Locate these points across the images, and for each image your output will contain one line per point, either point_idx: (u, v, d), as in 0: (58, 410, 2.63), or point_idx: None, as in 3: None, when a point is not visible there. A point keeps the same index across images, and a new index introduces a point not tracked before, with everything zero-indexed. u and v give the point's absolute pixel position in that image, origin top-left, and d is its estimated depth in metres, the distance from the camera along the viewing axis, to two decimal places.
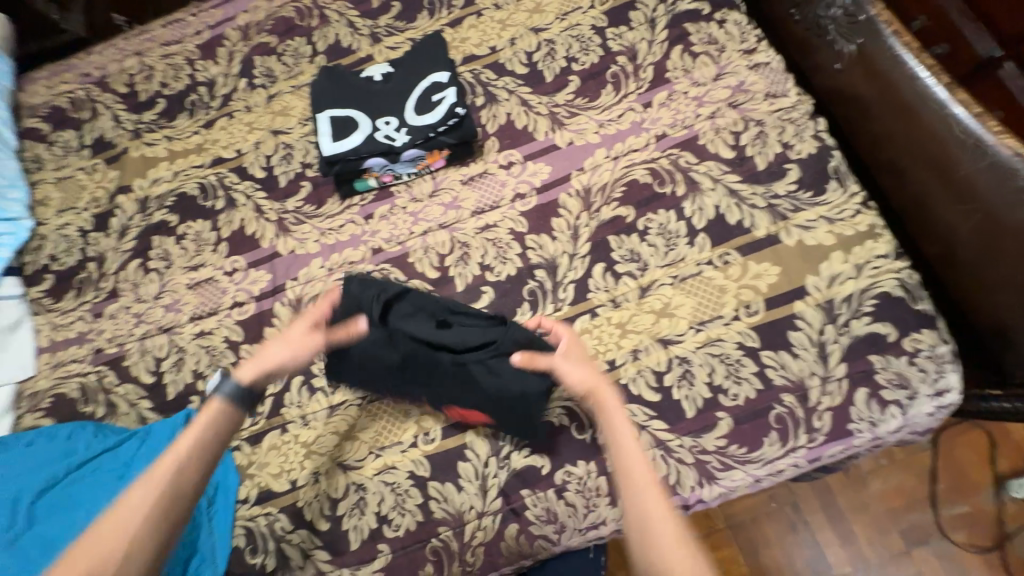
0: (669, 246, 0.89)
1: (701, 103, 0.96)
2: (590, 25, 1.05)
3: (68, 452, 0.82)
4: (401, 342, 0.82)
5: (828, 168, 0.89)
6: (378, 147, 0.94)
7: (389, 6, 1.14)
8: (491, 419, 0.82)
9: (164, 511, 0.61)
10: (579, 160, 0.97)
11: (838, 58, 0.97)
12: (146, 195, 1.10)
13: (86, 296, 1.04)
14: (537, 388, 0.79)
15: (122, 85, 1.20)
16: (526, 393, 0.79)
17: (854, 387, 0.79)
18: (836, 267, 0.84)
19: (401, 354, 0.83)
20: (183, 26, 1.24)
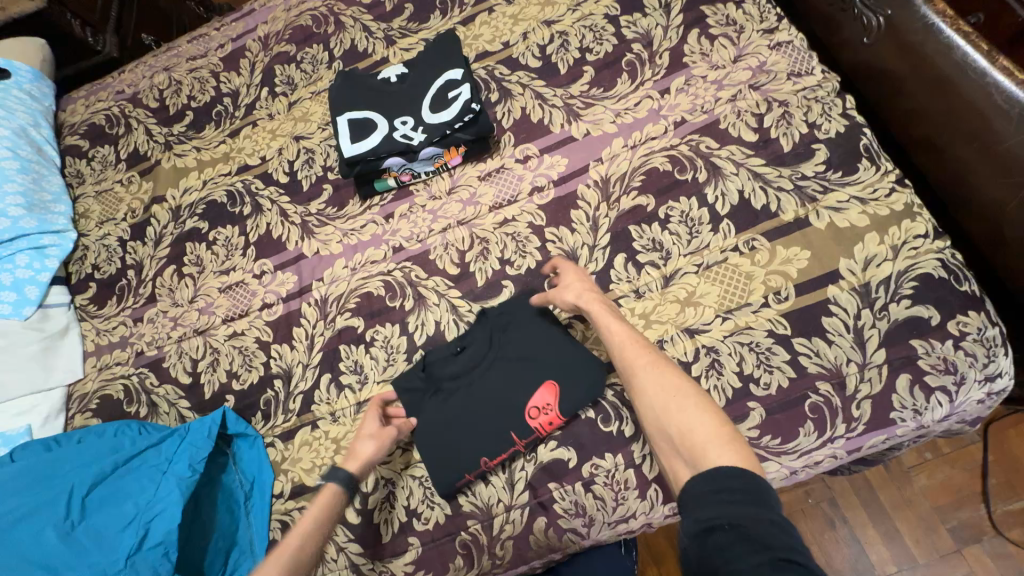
0: (692, 233, 0.87)
1: (721, 86, 0.93)
2: (603, 14, 1.04)
3: (115, 448, 0.86)
4: (448, 387, 0.86)
5: (859, 147, 0.86)
6: (395, 147, 0.95)
7: (402, 8, 1.15)
8: (565, 387, 0.81)
9: None
10: (596, 150, 0.96)
11: (866, 33, 0.93)
12: (179, 204, 1.14)
13: (127, 302, 1.09)
14: (560, 353, 0.83)
15: (153, 100, 1.25)
16: (555, 337, 0.84)
17: (894, 373, 0.76)
18: (870, 248, 0.80)
19: (458, 399, 0.85)
20: (207, 40, 1.29)
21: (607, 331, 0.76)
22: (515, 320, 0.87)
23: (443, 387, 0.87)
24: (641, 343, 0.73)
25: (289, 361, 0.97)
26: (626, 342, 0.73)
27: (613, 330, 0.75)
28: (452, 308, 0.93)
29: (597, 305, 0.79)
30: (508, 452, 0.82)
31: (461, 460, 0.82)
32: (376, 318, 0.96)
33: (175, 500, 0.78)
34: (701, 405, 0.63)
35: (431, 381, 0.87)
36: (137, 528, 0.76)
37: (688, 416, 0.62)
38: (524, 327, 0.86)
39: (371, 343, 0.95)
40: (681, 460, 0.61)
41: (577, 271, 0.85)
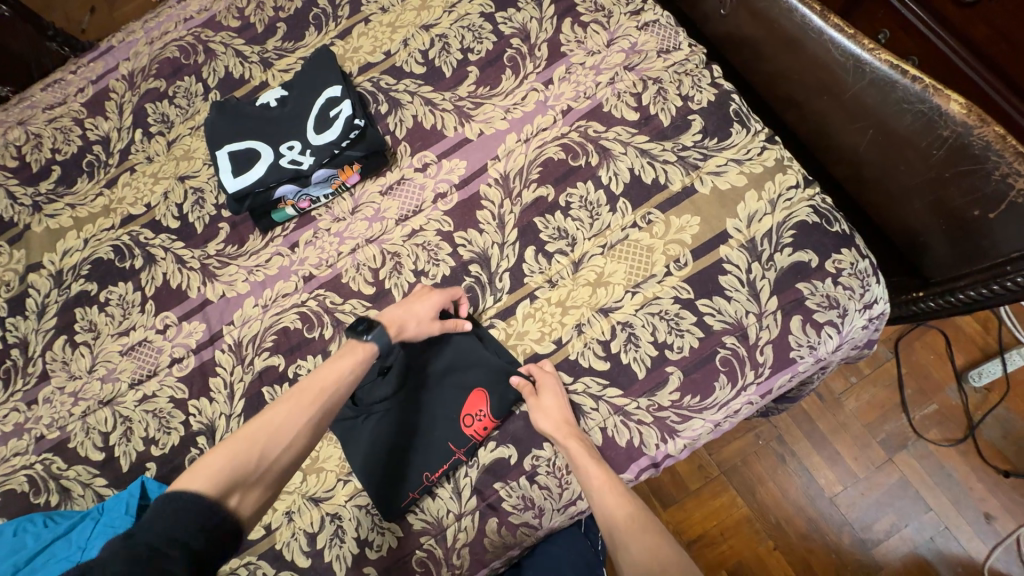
0: (593, 216, 0.90)
1: (599, 71, 0.96)
2: (479, 13, 1.04)
3: (14, 548, 0.78)
4: (381, 407, 0.85)
5: (730, 112, 0.92)
6: (284, 175, 0.91)
7: (274, 28, 1.11)
8: (496, 392, 0.84)
9: (303, 415, 0.67)
10: (491, 148, 0.96)
11: (722, 5, 1.00)
12: (60, 268, 1.04)
13: (15, 385, 0.99)
14: (487, 355, 0.86)
15: (11, 159, 1.13)
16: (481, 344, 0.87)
17: (788, 317, 0.82)
18: (752, 206, 0.86)
19: (391, 420, 0.85)
20: (64, 85, 1.18)
21: (585, 476, 0.73)
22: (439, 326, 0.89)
23: (376, 412, 0.85)
24: (620, 491, 0.72)
25: (209, 415, 0.92)
26: (607, 489, 0.72)
27: (593, 479, 0.73)
28: None
29: (570, 445, 0.76)
30: (447, 464, 0.83)
31: (401, 480, 0.82)
32: (296, 353, 0.93)
33: None
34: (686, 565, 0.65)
35: (361, 407, 0.85)
36: None
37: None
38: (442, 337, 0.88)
39: (295, 379, 0.91)
40: None
41: (544, 375, 0.82)
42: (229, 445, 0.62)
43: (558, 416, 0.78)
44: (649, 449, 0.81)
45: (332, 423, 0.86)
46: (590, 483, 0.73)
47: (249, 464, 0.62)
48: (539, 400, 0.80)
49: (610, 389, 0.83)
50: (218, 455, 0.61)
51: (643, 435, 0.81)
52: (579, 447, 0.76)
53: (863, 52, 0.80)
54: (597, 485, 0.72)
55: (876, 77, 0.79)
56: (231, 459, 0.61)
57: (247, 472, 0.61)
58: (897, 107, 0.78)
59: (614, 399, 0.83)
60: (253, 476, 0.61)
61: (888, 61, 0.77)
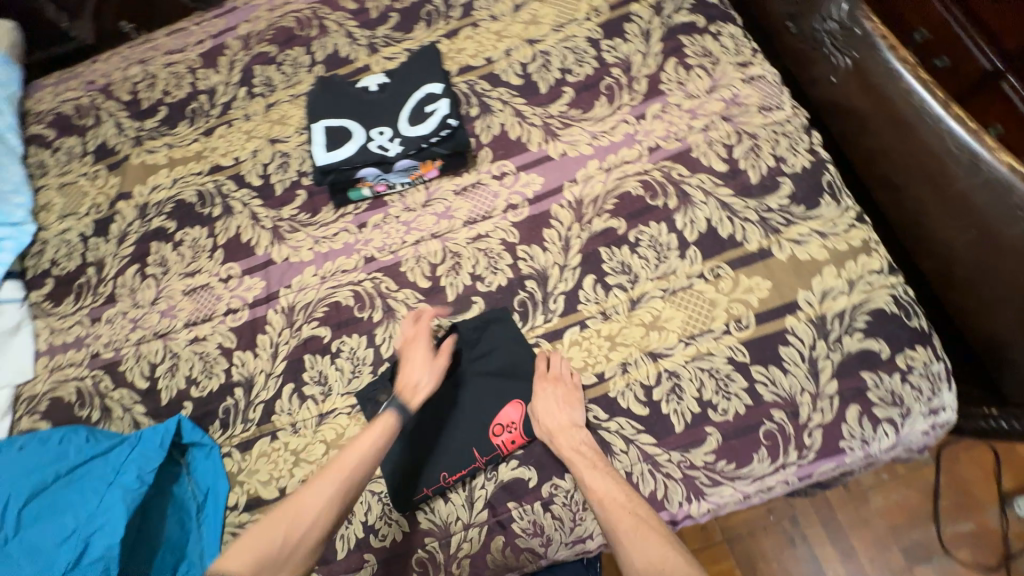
0: (660, 258, 0.89)
1: (695, 115, 0.95)
2: (586, 37, 1.05)
3: (57, 456, 0.79)
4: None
5: (822, 182, 0.89)
6: (370, 158, 0.94)
7: (387, 17, 1.15)
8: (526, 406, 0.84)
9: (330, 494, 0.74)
10: (571, 171, 0.97)
11: (833, 72, 0.95)
12: (146, 202, 1.11)
13: (85, 300, 1.06)
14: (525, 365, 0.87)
15: (126, 93, 1.23)
16: (525, 357, 0.88)
17: (845, 404, 0.78)
18: (828, 282, 0.83)
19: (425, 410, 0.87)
20: (186, 35, 1.27)
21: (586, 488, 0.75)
22: (488, 327, 0.90)
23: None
24: (619, 502, 0.72)
25: (251, 369, 0.95)
26: (606, 503, 0.72)
27: (594, 492, 0.74)
28: (420, 322, 0.93)
29: (572, 457, 0.77)
30: (467, 468, 0.83)
31: (421, 474, 0.83)
32: (343, 329, 0.95)
33: (121, 515, 0.73)
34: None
35: None
36: (75, 545, 0.71)
37: None
38: (487, 342, 0.90)
39: (337, 353, 0.94)
40: None
41: (568, 395, 0.82)
42: (262, 528, 0.71)
43: (562, 425, 0.80)
44: (672, 505, 0.78)
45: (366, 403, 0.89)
46: (590, 492, 0.74)
47: (277, 547, 0.70)
48: (537, 405, 0.82)
49: (643, 435, 0.81)
50: (254, 537, 0.70)
51: (668, 490, 0.78)
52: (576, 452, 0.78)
53: (983, 149, 0.76)
54: (595, 492, 0.74)
55: (992, 177, 0.75)
56: (261, 544, 0.69)
57: (276, 556, 0.69)
58: (1010, 212, 0.74)
59: (645, 446, 0.80)
60: (281, 559, 0.70)
61: (1008, 163, 0.74)
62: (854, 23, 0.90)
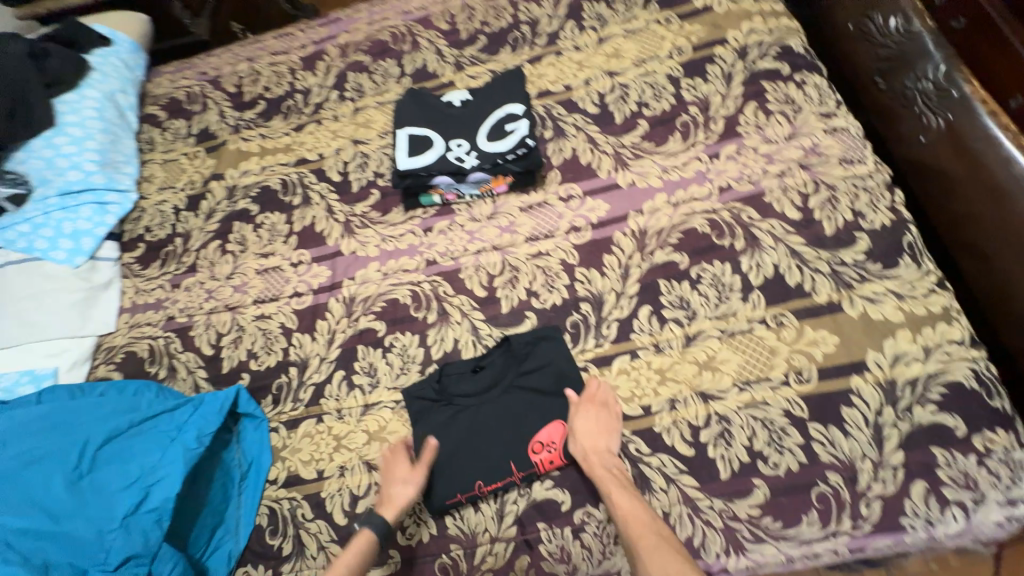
0: (721, 298, 0.87)
1: (771, 160, 0.95)
2: (666, 74, 1.07)
3: (132, 406, 0.85)
4: (457, 404, 0.88)
5: (902, 242, 0.85)
6: (448, 167, 1.00)
7: (476, 38, 1.23)
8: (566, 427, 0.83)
9: None
10: (638, 201, 0.98)
11: (923, 131, 0.93)
12: (235, 184, 1.21)
13: (169, 267, 1.15)
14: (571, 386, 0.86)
15: (232, 85, 1.35)
16: (571, 377, 0.87)
17: (910, 479, 0.73)
18: (901, 346, 0.79)
19: (465, 418, 0.87)
20: (291, 39, 1.39)
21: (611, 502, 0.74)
22: (538, 344, 0.90)
23: (451, 408, 0.88)
24: (642, 520, 0.72)
25: (307, 351, 1.00)
26: (631, 520, 0.72)
27: (619, 507, 0.73)
28: (472, 328, 0.95)
29: (600, 473, 0.77)
30: (501, 481, 0.82)
31: (454, 480, 0.83)
32: (397, 325, 0.99)
33: (183, 465, 0.77)
34: None
35: (444, 394, 0.89)
36: (139, 491, 0.75)
37: None
38: (533, 358, 0.89)
39: (389, 348, 0.97)
40: None
41: (608, 423, 0.81)
42: None
43: (592, 442, 0.79)
44: (708, 555, 0.75)
45: (406, 404, 0.91)
46: (615, 508, 0.73)
47: None
48: (573, 424, 0.81)
49: (686, 477, 0.79)
50: None
51: (707, 538, 0.75)
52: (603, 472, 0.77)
53: None
54: (621, 511, 0.73)
55: None
56: None
57: None
58: None
59: (687, 488, 0.78)
60: None
61: None
62: (951, 85, 0.89)
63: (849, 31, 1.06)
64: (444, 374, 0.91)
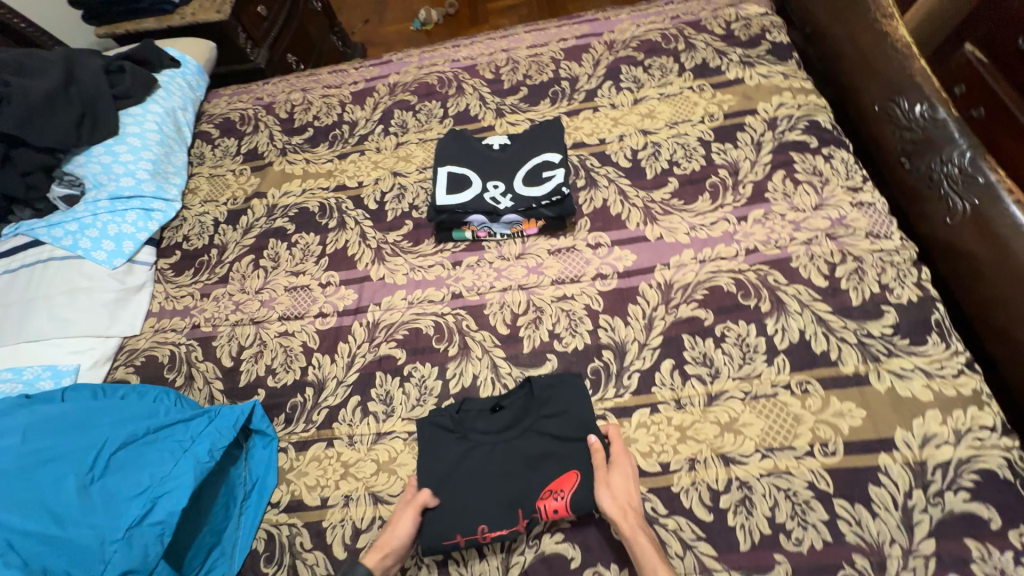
0: (745, 358, 0.87)
1: (798, 227, 0.97)
2: (697, 137, 1.13)
3: (149, 413, 0.85)
4: (472, 442, 0.86)
5: (931, 320, 0.85)
6: (483, 207, 1.04)
7: (518, 89, 1.30)
8: (584, 480, 0.80)
9: None
10: (665, 255, 1.00)
11: (950, 213, 0.95)
12: (275, 204, 1.26)
13: (201, 276, 1.18)
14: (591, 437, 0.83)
15: (284, 112, 1.44)
16: (590, 427, 0.85)
17: (943, 572, 0.69)
18: (931, 427, 0.77)
19: (478, 455, 0.85)
20: (344, 75, 1.49)
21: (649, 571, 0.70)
22: (560, 388, 0.89)
23: (464, 444, 0.86)
24: None
25: (325, 373, 1.00)
26: None
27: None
28: (492, 365, 0.95)
29: (636, 536, 0.72)
30: (506, 529, 0.78)
31: (457, 521, 0.79)
32: (418, 355, 0.99)
33: (194, 479, 0.77)
34: None
35: (460, 428, 0.88)
36: (146, 500, 0.73)
37: None
38: (554, 403, 0.88)
39: (407, 377, 0.97)
40: None
41: (630, 480, 0.78)
42: None
43: (625, 500, 0.76)
44: None
45: (420, 432, 0.89)
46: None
47: None
48: (597, 478, 0.78)
49: (702, 544, 0.75)
50: None
51: None
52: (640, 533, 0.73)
53: None
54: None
55: None
56: None
57: None
58: None
59: (703, 557, 0.75)
60: None
61: None
62: (977, 171, 0.92)
63: (875, 112, 1.10)
64: (463, 408, 0.90)
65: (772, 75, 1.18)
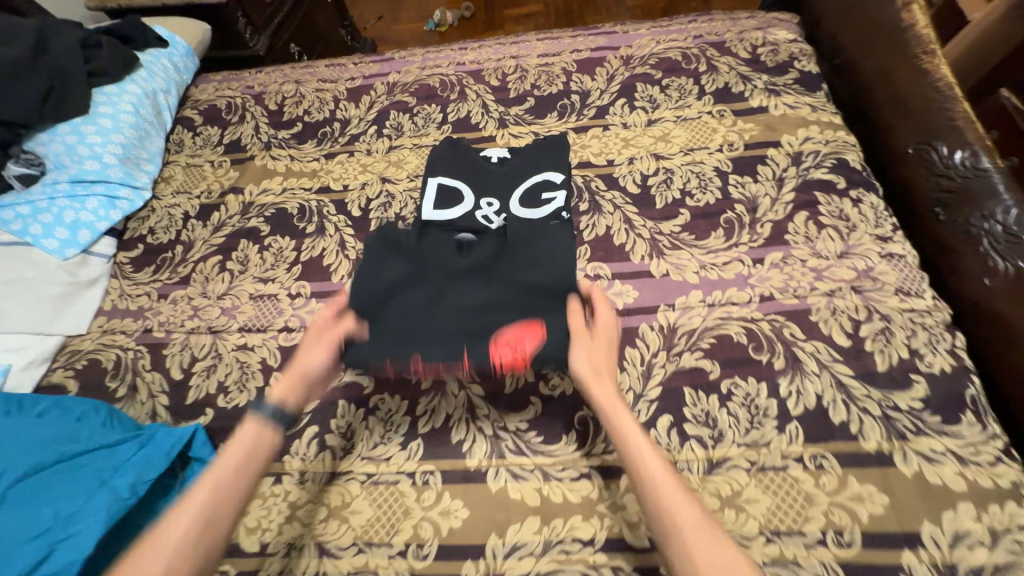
0: (753, 422, 0.77)
1: (820, 276, 0.88)
2: (713, 166, 1.03)
3: (71, 435, 0.75)
4: (437, 280, 0.84)
5: (965, 396, 0.75)
6: (473, 225, 0.94)
7: (524, 99, 1.21)
8: (551, 333, 0.75)
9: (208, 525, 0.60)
10: (671, 294, 0.90)
11: (989, 273, 0.85)
12: (252, 201, 1.16)
13: (161, 275, 1.08)
14: (564, 289, 0.79)
15: (274, 103, 1.34)
16: (567, 280, 0.80)
17: None
18: (963, 523, 0.67)
19: (435, 291, 0.82)
20: (342, 69, 1.40)
21: (627, 448, 0.61)
22: (539, 241, 0.86)
23: (433, 284, 0.83)
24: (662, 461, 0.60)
25: None
26: (645, 463, 0.59)
27: (622, 427, 0.63)
28: (469, 405, 0.85)
29: (604, 395, 0.66)
30: (446, 360, 0.75)
31: (398, 345, 0.77)
32: (386, 385, 0.88)
33: (100, 525, 0.66)
34: (725, 553, 0.52)
35: (422, 264, 0.85)
36: (42, 546, 0.64)
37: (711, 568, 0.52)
38: (531, 257, 0.84)
39: (372, 410, 0.86)
40: None
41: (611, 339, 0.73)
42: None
43: (602, 360, 0.70)
44: None
45: (370, 260, 0.86)
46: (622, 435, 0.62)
47: None
48: (571, 333, 0.74)
49: None
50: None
51: None
52: (617, 397, 0.66)
53: None
54: (624, 440, 0.62)
55: None
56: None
57: None
58: None
59: None
60: None
61: None
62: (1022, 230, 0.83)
63: (910, 155, 1.00)
64: (426, 246, 0.88)
65: (799, 106, 1.09)
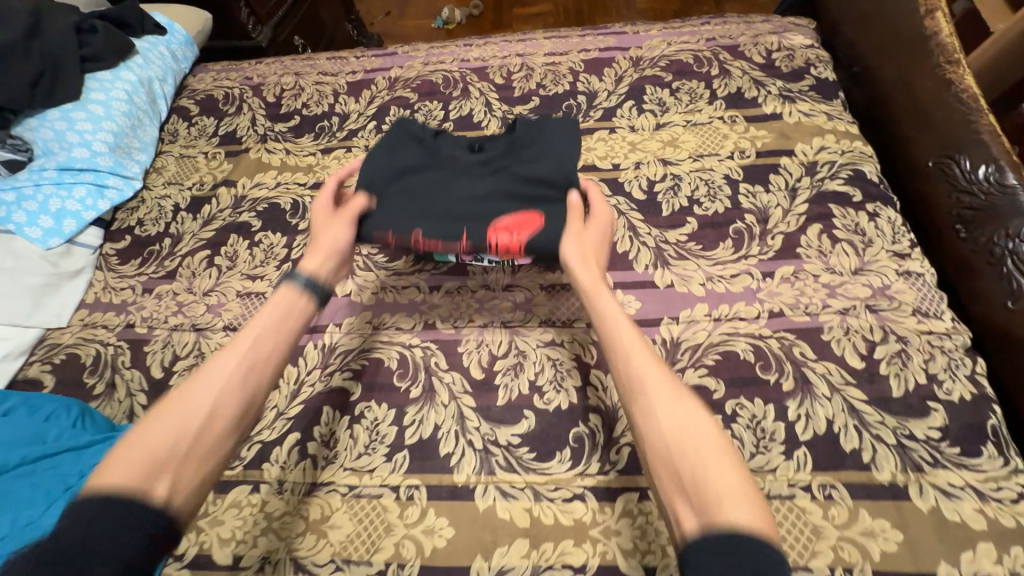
0: (759, 446, 0.73)
1: (833, 293, 0.83)
2: (723, 174, 0.99)
3: (38, 436, 0.72)
4: (443, 168, 0.83)
5: (986, 426, 0.70)
6: None
7: (529, 99, 1.18)
8: (548, 223, 0.76)
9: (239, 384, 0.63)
10: (675, 307, 0.86)
11: (1012, 295, 0.80)
12: (245, 194, 1.13)
13: (147, 268, 1.04)
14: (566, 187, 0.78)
15: (272, 95, 1.31)
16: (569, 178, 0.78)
17: None
18: (983, 565, 0.62)
19: (438, 174, 0.81)
20: (344, 62, 1.36)
21: (605, 321, 0.66)
22: (547, 135, 0.83)
23: (440, 172, 0.82)
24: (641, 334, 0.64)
25: None
26: (623, 334, 0.64)
27: (605, 308, 0.67)
28: (459, 415, 0.81)
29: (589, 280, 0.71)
30: (443, 238, 0.75)
31: (399, 220, 0.77)
32: (374, 392, 0.84)
33: None
34: (703, 415, 0.55)
35: (429, 153, 0.84)
36: None
37: (693, 427, 0.54)
38: (538, 150, 0.82)
39: (358, 418, 0.82)
40: (686, 502, 0.50)
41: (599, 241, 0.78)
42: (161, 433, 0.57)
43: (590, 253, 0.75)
44: None
45: (378, 147, 0.85)
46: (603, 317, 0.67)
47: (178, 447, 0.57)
48: (568, 228, 0.75)
49: None
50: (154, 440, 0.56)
51: None
52: (602, 283, 0.71)
53: None
54: (606, 321, 0.66)
55: None
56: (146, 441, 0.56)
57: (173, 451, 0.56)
58: None
59: None
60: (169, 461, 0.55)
61: None
62: None
63: (930, 168, 0.96)
64: (435, 139, 0.87)
65: (815, 114, 1.05)
